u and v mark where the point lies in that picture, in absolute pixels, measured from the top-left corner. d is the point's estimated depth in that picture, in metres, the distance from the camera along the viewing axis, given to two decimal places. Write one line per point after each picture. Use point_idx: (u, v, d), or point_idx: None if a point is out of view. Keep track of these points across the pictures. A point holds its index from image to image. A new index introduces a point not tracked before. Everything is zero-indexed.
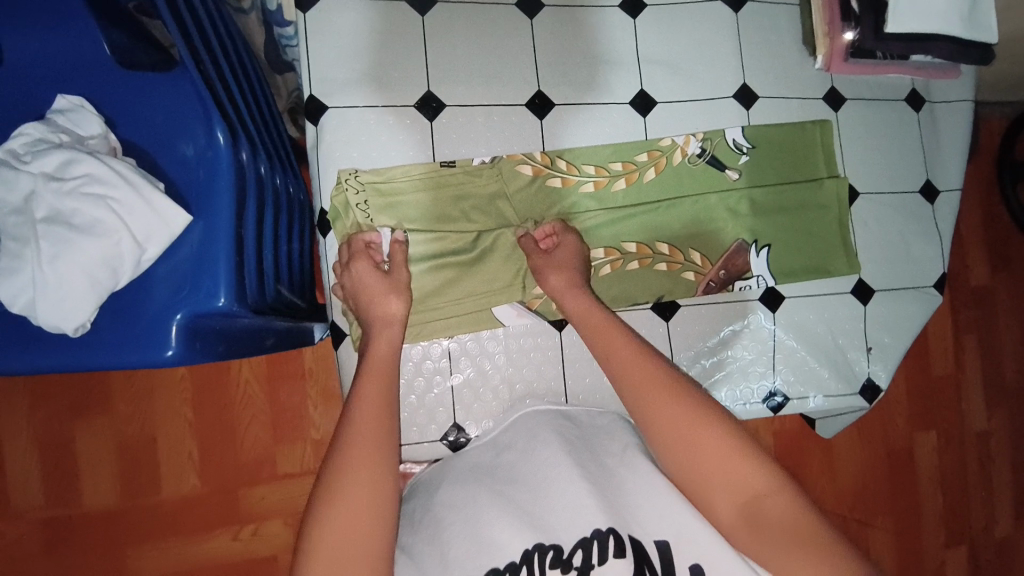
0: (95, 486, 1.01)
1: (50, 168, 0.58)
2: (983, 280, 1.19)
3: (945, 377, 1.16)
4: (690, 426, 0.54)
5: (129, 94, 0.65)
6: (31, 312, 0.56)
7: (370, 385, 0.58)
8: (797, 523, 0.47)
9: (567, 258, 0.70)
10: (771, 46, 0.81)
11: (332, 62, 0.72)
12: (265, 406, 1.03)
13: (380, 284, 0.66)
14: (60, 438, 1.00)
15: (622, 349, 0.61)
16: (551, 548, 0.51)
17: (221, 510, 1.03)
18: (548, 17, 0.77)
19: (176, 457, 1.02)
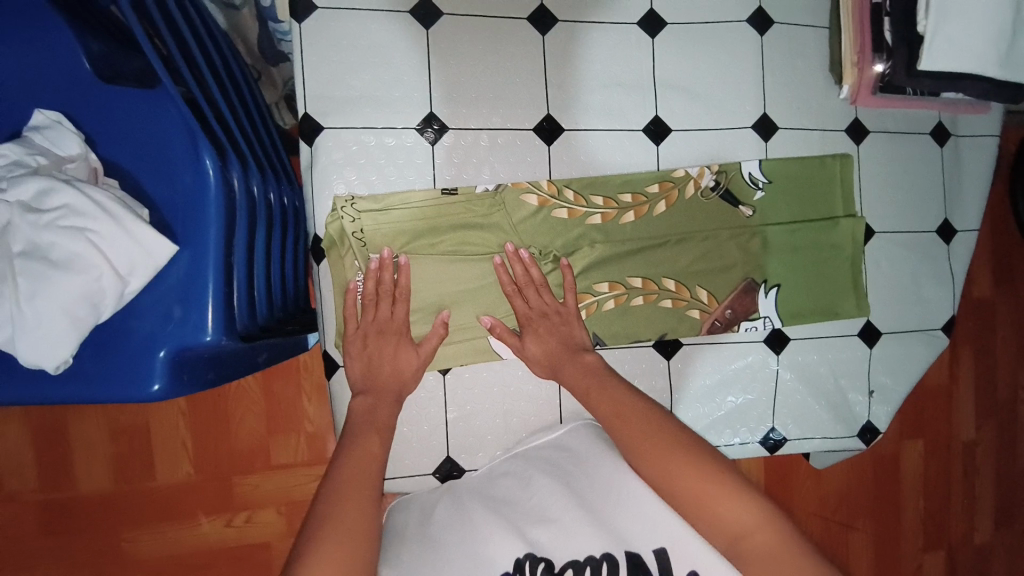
0: (88, 472, 1.00)
1: (26, 197, 0.55)
2: (985, 292, 1.18)
3: (938, 386, 1.16)
4: (676, 458, 0.55)
5: (111, 111, 0.61)
6: (12, 348, 0.54)
7: (371, 440, 0.61)
8: (776, 554, 0.48)
9: (546, 333, 0.69)
10: (796, 71, 0.77)
11: (329, 77, 0.68)
12: (259, 397, 1.02)
13: (407, 354, 0.67)
14: (54, 425, 0.99)
15: (607, 394, 0.63)
16: (541, 560, 0.56)
17: (215, 497, 1.03)
18: (561, 33, 0.72)
19: (170, 446, 1.02)
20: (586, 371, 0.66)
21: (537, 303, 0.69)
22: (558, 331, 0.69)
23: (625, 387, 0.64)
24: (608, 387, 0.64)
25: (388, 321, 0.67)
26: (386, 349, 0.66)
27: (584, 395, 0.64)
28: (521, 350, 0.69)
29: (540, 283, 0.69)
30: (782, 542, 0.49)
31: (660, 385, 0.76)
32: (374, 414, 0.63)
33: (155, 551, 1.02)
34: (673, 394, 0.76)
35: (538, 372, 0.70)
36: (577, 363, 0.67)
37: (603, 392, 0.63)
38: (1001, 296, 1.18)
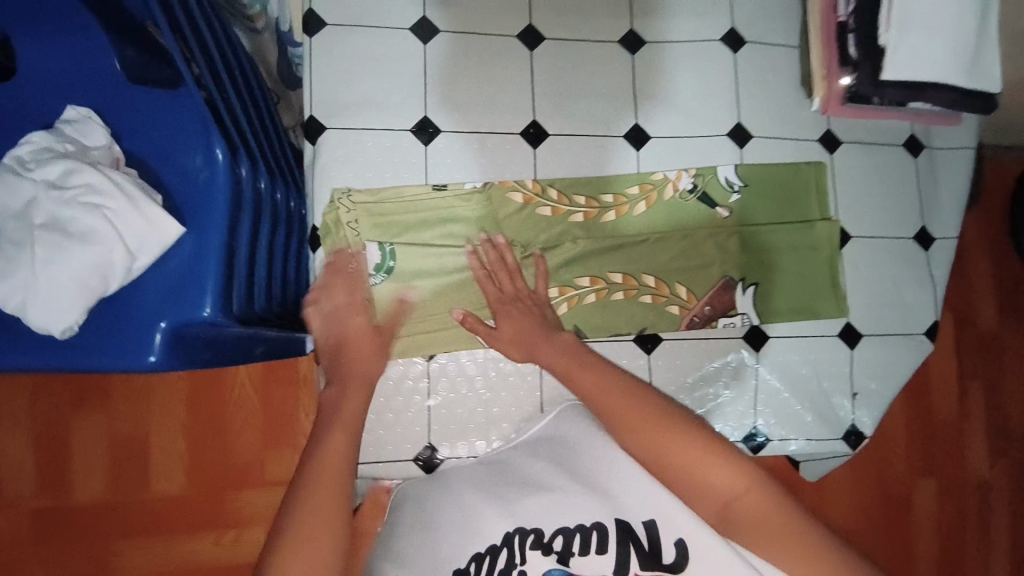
0: (86, 479, 1.04)
1: (52, 177, 0.61)
2: (991, 323, 1.17)
3: (947, 422, 1.14)
4: (661, 432, 0.52)
5: (136, 109, 0.68)
6: (22, 312, 0.58)
7: (336, 438, 0.55)
8: (766, 519, 0.46)
9: (518, 315, 0.69)
10: (768, 85, 0.82)
11: (335, 84, 0.74)
12: (258, 410, 1.06)
13: (371, 340, 0.67)
14: (57, 430, 1.04)
15: (587, 372, 0.60)
16: (532, 530, 0.57)
17: (206, 513, 1.04)
18: (548, 49, 0.78)
19: (168, 456, 1.05)
20: (563, 348, 0.64)
21: (509, 288, 0.71)
22: (527, 313, 0.69)
23: (606, 363, 0.61)
24: (587, 366, 0.61)
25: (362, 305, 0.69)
26: (351, 336, 0.67)
27: (562, 371, 0.62)
28: (496, 336, 0.70)
29: (508, 269, 0.72)
30: (771, 505, 0.47)
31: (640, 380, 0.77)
32: (339, 406, 0.59)
33: (141, 567, 1.03)
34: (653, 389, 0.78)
35: (515, 356, 0.70)
36: (555, 344, 0.65)
37: (584, 369, 0.60)
38: (1007, 327, 1.17)
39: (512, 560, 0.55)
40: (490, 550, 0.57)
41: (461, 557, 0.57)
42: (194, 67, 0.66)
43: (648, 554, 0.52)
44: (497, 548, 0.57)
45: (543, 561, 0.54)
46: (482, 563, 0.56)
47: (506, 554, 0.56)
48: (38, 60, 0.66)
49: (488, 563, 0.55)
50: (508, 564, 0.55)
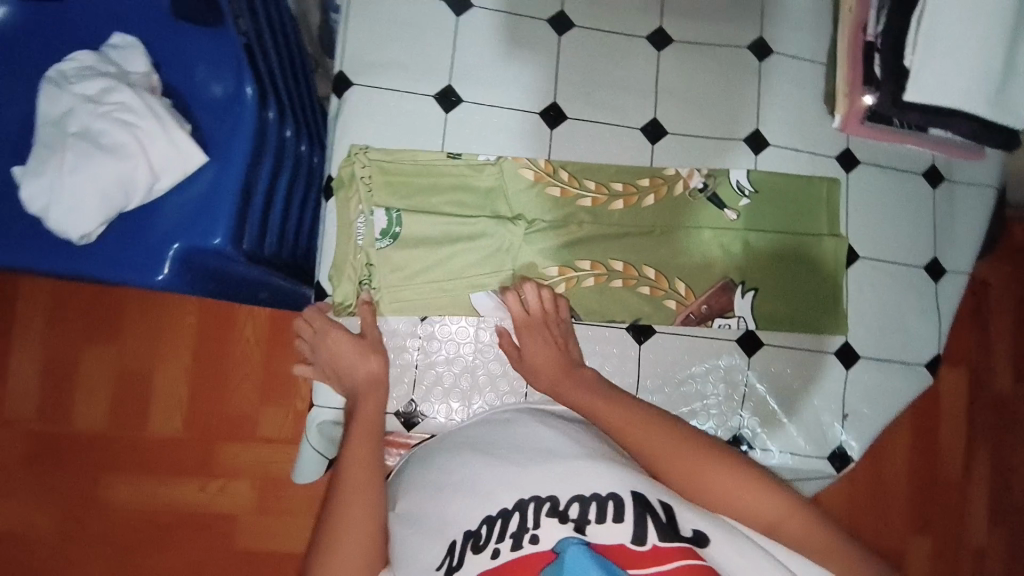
0: (88, 410, 1.17)
1: (91, 92, 0.64)
2: (1005, 389, 1.27)
3: (950, 479, 1.23)
4: (703, 466, 0.56)
5: (178, 44, 0.72)
6: (44, 215, 0.61)
7: (358, 443, 0.65)
8: (809, 537, 0.52)
9: (542, 342, 0.72)
10: (790, 98, 0.82)
11: (367, 45, 0.77)
12: (257, 369, 1.19)
13: (353, 346, 0.72)
14: (69, 361, 1.18)
15: (621, 411, 0.63)
16: (547, 499, 0.53)
17: (195, 457, 1.17)
18: (576, 36, 0.80)
19: (167, 400, 1.18)
20: (586, 385, 0.67)
21: (537, 309, 0.73)
22: (552, 347, 0.72)
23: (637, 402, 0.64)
24: (609, 399, 0.65)
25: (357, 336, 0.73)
26: (336, 348, 0.73)
27: (590, 409, 0.65)
28: (521, 360, 0.73)
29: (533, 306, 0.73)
30: (812, 523, 0.53)
31: (628, 370, 0.78)
32: (357, 409, 0.70)
33: (128, 498, 1.15)
34: (640, 380, 0.78)
35: (540, 386, 0.72)
36: (577, 380, 0.69)
37: (617, 407, 0.63)
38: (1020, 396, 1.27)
39: (524, 524, 0.52)
40: (501, 514, 0.54)
41: (473, 521, 0.55)
42: (243, 24, 0.68)
43: (666, 525, 0.49)
44: (508, 512, 0.54)
45: (558, 528, 0.50)
46: (493, 528, 0.53)
47: (518, 518, 0.53)
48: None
49: (499, 527, 0.53)
50: (519, 528, 0.52)
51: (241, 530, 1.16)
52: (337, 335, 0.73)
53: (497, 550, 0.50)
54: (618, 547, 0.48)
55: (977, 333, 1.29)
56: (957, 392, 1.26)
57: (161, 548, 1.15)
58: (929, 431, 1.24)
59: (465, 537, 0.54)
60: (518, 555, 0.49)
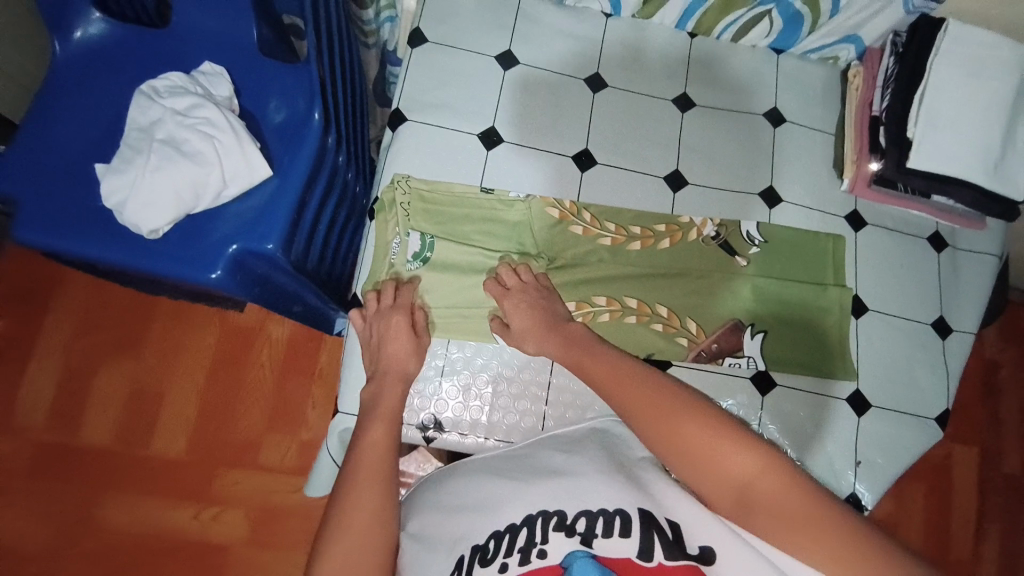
0: (95, 427, 1.18)
1: (179, 107, 0.73)
2: (1016, 469, 1.28)
3: (961, 560, 1.23)
4: (673, 416, 0.57)
5: (259, 75, 0.81)
6: (121, 208, 0.68)
7: (377, 427, 0.66)
8: (784, 500, 0.50)
9: (524, 306, 0.76)
10: (802, 161, 0.90)
11: (423, 88, 0.87)
12: (271, 393, 1.21)
13: (406, 342, 0.75)
14: (87, 374, 1.21)
15: (600, 366, 0.66)
16: (555, 513, 0.54)
17: (195, 483, 1.16)
18: (609, 94, 0.90)
19: (174, 420, 1.19)
20: (571, 339, 0.72)
21: (516, 281, 0.78)
22: (532, 309, 0.76)
23: (622, 355, 0.67)
24: (597, 355, 0.68)
25: (412, 335, 0.76)
26: (391, 331, 0.75)
27: (575, 360, 0.69)
28: (510, 332, 0.77)
29: (506, 288, 0.78)
30: (790, 487, 0.51)
31: None
32: (380, 398, 0.71)
33: (121, 521, 1.13)
34: None
35: (528, 349, 0.76)
36: (562, 334, 0.73)
37: (597, 359, 0.67)
38: None
39: (532, 538, 0.53)
40: (510, 529, 0.55)
41: (480, 536, 0.56)
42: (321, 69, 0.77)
43: (672, 541, 0.51)
44: (516, 527, 0.55)
45: (565, 541, 0.52)
46: (501, 542, 0.54)
47: (525, 534, 0.54)
48: (189, 21, 0.80)
49: (508, 541, 0.54)
50: (528, 542, 0.53)
51: (232, 564, 1.13)
52: (398, 322, 0.76)
53: (504, 565, 0.52)
54: (626, 560, 0.50)
55: (991, 414, 1.31)
56: (969, 472, 1.27)
57: None
58: (940, 507, 1.25)
59: (473, 551, 0.55)
60: (524, 572, 0.51)
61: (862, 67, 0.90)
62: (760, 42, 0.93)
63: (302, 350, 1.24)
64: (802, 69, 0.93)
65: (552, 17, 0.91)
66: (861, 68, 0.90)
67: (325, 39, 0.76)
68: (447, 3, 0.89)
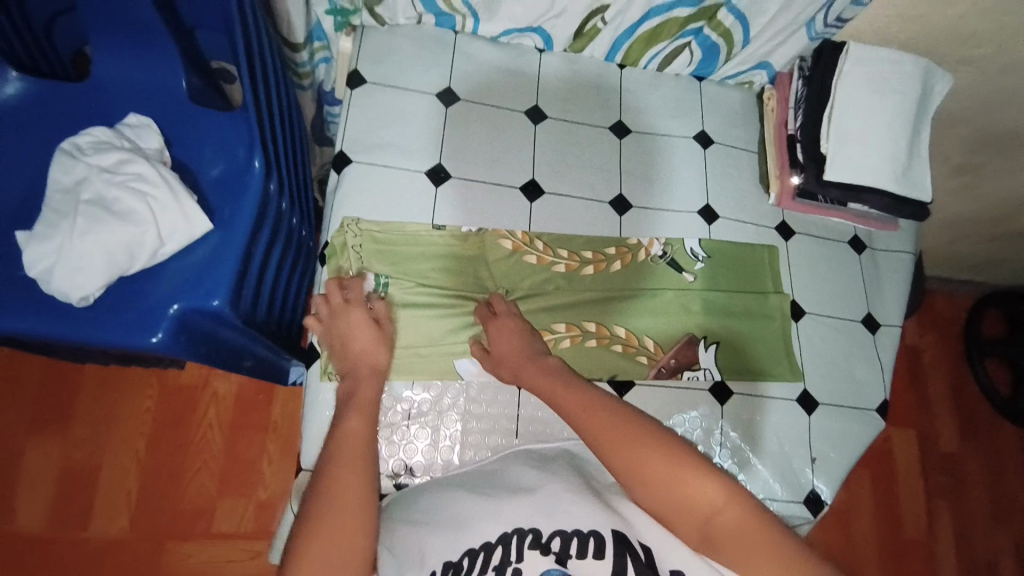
0: (21, 512, 1.06)
1: (106, 164, 0.69)
2: (952, 446, 1.40)
3: (914, 539, 1.32)
4: (640, 448, 0.59)
5: (190, 124, 0.78)
6: (46, 277, 0.63)
7: (354, 420, 0.64)
8: (746, 531, 0.52)
9: (507, 333, 0.76)
10: (732, 179, 0.96)
11: (366, 129, 0.86)
12: (220, 453, 1.14)
13: (373, 334, 0.73)
14: (7, 454, 1.09)
15: (569, 400, 0.66)
16: (530, 531, 0.56)
17: (141, 561, 1.06)
18: (550, 125, 0.92)
19: (112, 494, 1.09)
20: (548, 370, 0.71)
21: (503, 306, 0.79)
22: (519, 336, 0.75)
23: (592, 386, 0.68)
24: (569, 387, 0.68)
25: (375, 327, 0.74)
26: (352, 325, 0.74)
27: (549, 392, 0.68)
28: (490, 358, 0.76)
29: (494, 314, 0.78)
30: (749, 515, 0.53)
31: None
32: (355, 391, 0.68)
33: None
34: None
35: (504, 376, 0.75)
36: (539, 364, 0.72)
37: (570, 391, 0.67)
38: (965, 452, 1.41)
39: (507, 557, 0.54)
40: (484, 547, 0.56)
41: (452, 553, 0.57)
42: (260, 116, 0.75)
43: (644, 562, 0.52)
44: (491, 546, 0.56)
45: (541, 561, 0.52)
46: (474, 560, 0.55)
47: (501, 552, 0.54)
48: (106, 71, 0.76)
49: (482, 559, 0.54)
50: (502, 562, 0.53)
51: None
52: (357, 319, 0.74)
53: None
54: None
55: (921, 397, 1.43)
56: (910, 452, 1.37)
57: None
58: (890, 491, 1.34)
59: (445, 567, 0.56)
60: None
61: (774, 90, 0.98)
62: (683, 71, 0.99)
63: (252, 403, 1.18)
64: (723, 94, 1.00)
65: (488, 54, 0.93)
66: (774, 91, 0.98)
67: (263, 88, 0.74)
68: (383, 44, 0.90)
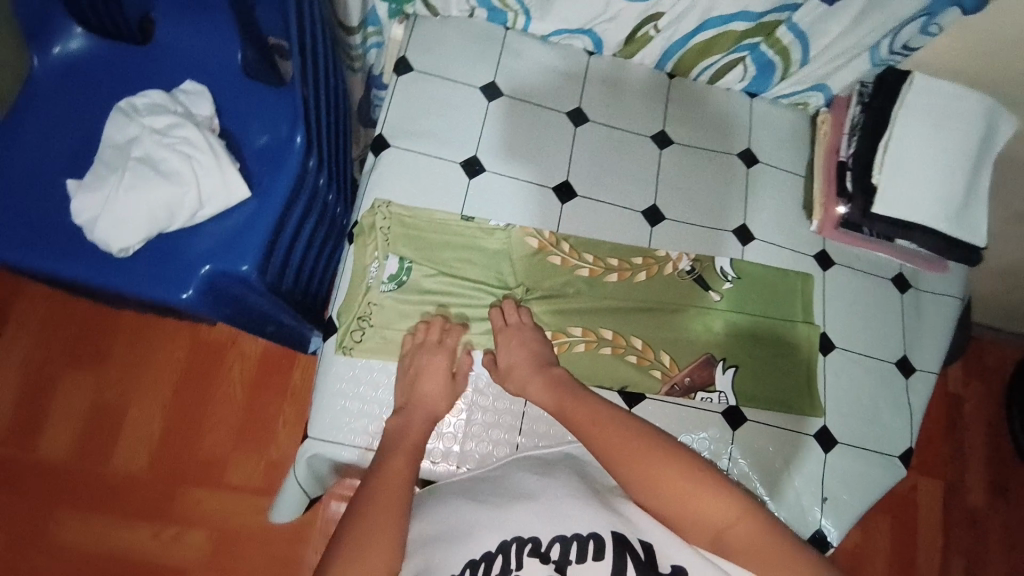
0: (53, 440, 1.13)
1: (158, 125, 0.73)
2: (980, 503, 1.32)
3: None
4: (650, 462, 0.58)
5: (242, 95, 0.81)
6: (91, 226, 0.67)
7: (398, 459, 0.65)
8: (761, 544, 0.53)
9: (515, 345, 0.75)
10: (774, 200, 0.93)
11: (407, 114, 0.87)
12: (240, 411, 1.18)
13: (445, 389, 0.74)
14: (48, 385, 1.16)
15: (580, 413, 0.66)
16: (529, 540, 0.55)
17: (154, 502, 1.11)
18: (590, 128, 0.92)
19: (136, 436, 1.15)
20: (552, 384, 0.71)
21: (514, 319, 0.78)
22: (527, 348, 0.75)
23: (596, 398, 0.68)
24: (577, 400, 0.68)
25: (449, 377, 0.75)
26: (427, 369, 0.74)
27: (557, 406, 0.69)
28: (498, 368, 0.76)
29: (507, 326, 0.77)
30: (763, 529, 0.53)
31: None
32: (406, 432, 0.70)
33: (77, 540, 1.08)
34: None
35: (510, 389, 0.75)
36: (542, 376, 0.72)
37: (582, 405, 0.67)
38: (993, 511, 1.32)
39: (507, 565, 0.53)
40: (484, 558, 0.54)
41: (455, 565, 0.54)
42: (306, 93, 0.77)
43: (644, 562, 0.52)
44: (491, 554, 0.54)
45: (540, 568, 0.52)
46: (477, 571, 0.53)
47: (501, 561, 0.53)
48: (174, 38, 0.81)
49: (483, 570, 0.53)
50: (504, 570, 0.53)
51: None
52: (435, 366, 0.74)
53: None
54: None
55: (955, 448, 1.35)
56: (934, 505, 1.30)
57: None
58: (907, 541, 1.27)
59: None
60: None
61: (829, 114, 0.94)
62: (734, 86, 0.97)
63: (274, 368, 1.22)
64: (774, 112, 0.97)
65: (536, 52, 0.93)
66: (829, 115, 0.94)
67: (312, 68, 0.76)
68: (434, 34, 0.91)
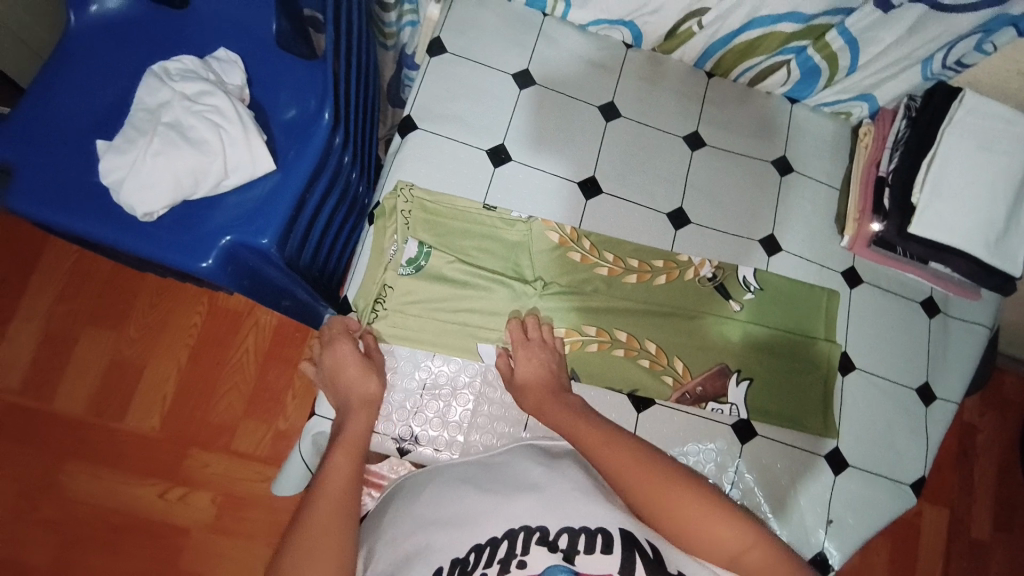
0: (70, 394, 1.16)
1: (189, 92, 0.73)
2: (983, 535, 1.29)
3: None
4: (663, 486, 0.57)
5: (275, 67, 0.81)
6: (117, 187, 0.67)
7: (341, 459, 0.63)
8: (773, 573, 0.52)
9: (535, 360, 0.74)
10: (805, 212, 0.90)
11: (436, 97, 0.86)
12: (251, 380, 1.20)
13: (358, 365, 0.73)
14: (68, 339, 1.19)
15: (589, 433, 0.64)
16: (537, 529, 0.54)
17: (164, 462, 1.14)
18: (621, 124, 0.89)
19: (150, 396, 1.17)
20: (569, 407, 0.70)
21: (536, 335, 0.77)
22: (544, 367, 0.74)
23: (606, 422, 0.66)
24: (591, 424, 0.66)
25: (361, 354, 0.74)
26: (339, 362, 0.73)
27: (569, 428, 0.67)
28: (513, 377, 0.75)
29: (526, 339, 0.76)
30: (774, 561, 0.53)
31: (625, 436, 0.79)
32: (344, 426, 0.68)
33: (88, 491, 1.11)
34: None
35: (524, 404, 0.74)
36: (563, 404, 0.70)
37: (587, 427, 0.66)
38: (997, 545, 1.29)
39: (513, 550, 0.52)
40: (490, 542, 0.54)
41: (461, 549, 0.54)
42: (337, 68, 0.76)
43: (652, 559, 0.51)
44: (497, 540, 0.54)
45: (547, 556, 0.51)
46: (481, 555, 0.53)
47: (507, 546, 0.53)
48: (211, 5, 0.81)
49: (488, 554, 0.53)
50: (507, 554, 0.52)
51: (191, 548, 1.11)
52: (344, 351, 0.74)
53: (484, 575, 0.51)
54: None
55: (964, 478, 1.32)
56: (937, 534, 1.28)
57: (100, 557, 1.08)
58: (906, 568, 1.25)
59: (453, 563, 0.53)
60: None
61: (872, 126, 0.91)
62: (776, 89, 0.94)
63: (287, 341, 1.23)
64: (814, 121, 0.94)
65: (573, 42, 0.91)
66: (872, 127, 0.91)
67: (345, 44, 0.75)
68: (471, 16, 0.90)
